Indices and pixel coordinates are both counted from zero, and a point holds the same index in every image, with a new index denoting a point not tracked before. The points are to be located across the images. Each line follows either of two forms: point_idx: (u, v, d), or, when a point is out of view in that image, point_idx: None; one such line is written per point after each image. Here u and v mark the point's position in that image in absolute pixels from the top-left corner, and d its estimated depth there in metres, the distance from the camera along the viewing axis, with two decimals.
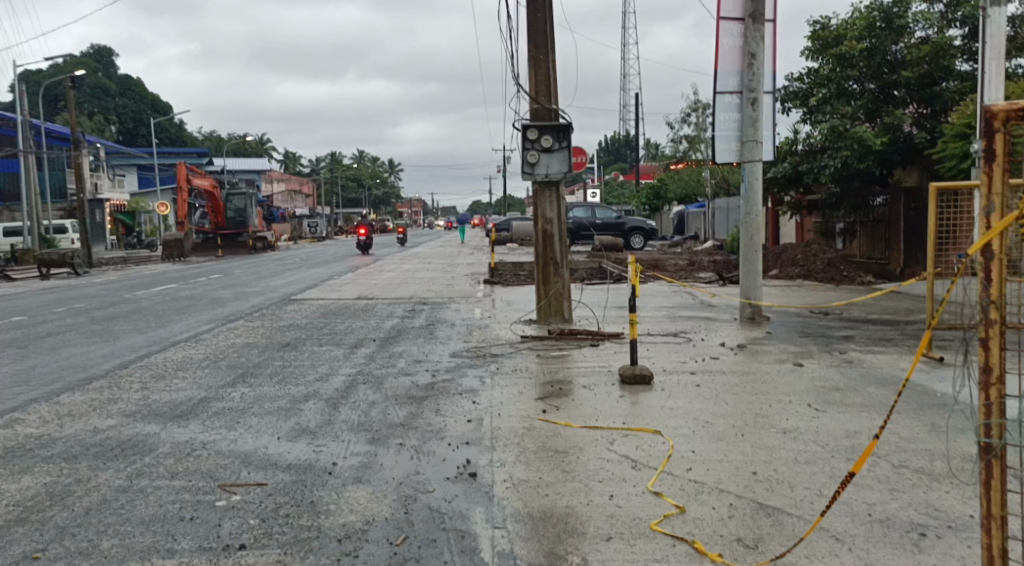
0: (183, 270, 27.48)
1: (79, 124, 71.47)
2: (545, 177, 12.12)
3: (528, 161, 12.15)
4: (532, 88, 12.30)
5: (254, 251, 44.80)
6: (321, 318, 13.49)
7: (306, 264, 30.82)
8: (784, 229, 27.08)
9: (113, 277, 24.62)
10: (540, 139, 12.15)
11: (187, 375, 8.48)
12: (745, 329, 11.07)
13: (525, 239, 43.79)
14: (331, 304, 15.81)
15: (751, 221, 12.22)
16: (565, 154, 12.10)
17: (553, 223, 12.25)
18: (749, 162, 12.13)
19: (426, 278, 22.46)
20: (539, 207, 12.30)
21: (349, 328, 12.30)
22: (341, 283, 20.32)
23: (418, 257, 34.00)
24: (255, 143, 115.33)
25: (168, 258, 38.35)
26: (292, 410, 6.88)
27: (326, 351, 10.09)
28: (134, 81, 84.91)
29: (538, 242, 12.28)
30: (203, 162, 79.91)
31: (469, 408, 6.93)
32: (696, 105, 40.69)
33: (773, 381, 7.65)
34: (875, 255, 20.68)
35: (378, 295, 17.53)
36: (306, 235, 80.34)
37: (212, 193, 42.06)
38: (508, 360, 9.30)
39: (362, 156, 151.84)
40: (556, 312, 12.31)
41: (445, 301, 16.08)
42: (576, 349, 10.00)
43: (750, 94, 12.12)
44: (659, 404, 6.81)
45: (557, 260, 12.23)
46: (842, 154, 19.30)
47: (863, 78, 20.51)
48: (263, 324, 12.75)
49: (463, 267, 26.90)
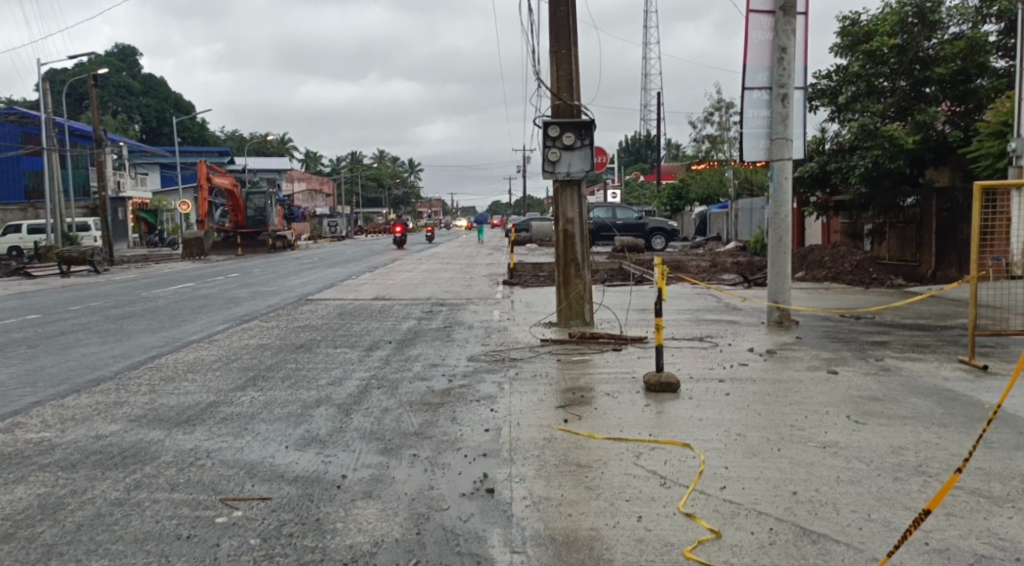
0: (202, 269, 27.43)
1: (102, 123, 72.09)
2: (567, 175, 11.80)
3: (549, 159, 11.82)
4: (554, 84, 11.95)
5: (273, 250, 44.79)
6: (337, 319, 13.23)
7: (324, 262, 30.70)
8: (810, 230, 26.52)
9: (132, 276, 24.59)
10: (561, 137, 11.81)
11: (197, 377, 8.24)
12: (773, 334, 10.68)
13: (544, 239, 43.44)
14: (347, 304, 15.55)
15: (779, 222, 11.83)
16: (588, 153, 11.78)
17: (574, 223, 11.85)
18: (778, 160, 11.77)
19: (444, 278, 22.20)
20: (559, 206, 11.91)
21: (365, 330, 12.02)
22: (359, 283, 20.12)
23: (437, 257, 33.79)
24: (276, 142, 115.85)
25: (187, 257, 38.40)
26: (302, 416, 6.60)
27: (340, 354, 9.81)
28: (157, 81, 85.55)
29: (559, 242, 11.92)
30: (225, 161, 80.33)
31: (487, 416, 6.62)
32: (719, 105, 40.17)
33: (807, 389, 7.27)
34: (904, 257, 20.12)
35: (395, 295, 17.28)
36: (326, 234, 80.58)
37: (231, 192, 42.03)
38: (527, 365, 8.97)
39: (381, 155, 152.16)
40: (577, 316, 11.97)
41: (463, 302, 15.78)
42: (598, 353, 9.67)
43: (780, 89, 11.70)
44: (686, 415, 6.46)
45: (578, 261, 11.89)
46: (872, 153, 19.05)
47: (894, 75, 20.06)
48: (278, 324, 12.50)
49: (482, 268, 26.58)
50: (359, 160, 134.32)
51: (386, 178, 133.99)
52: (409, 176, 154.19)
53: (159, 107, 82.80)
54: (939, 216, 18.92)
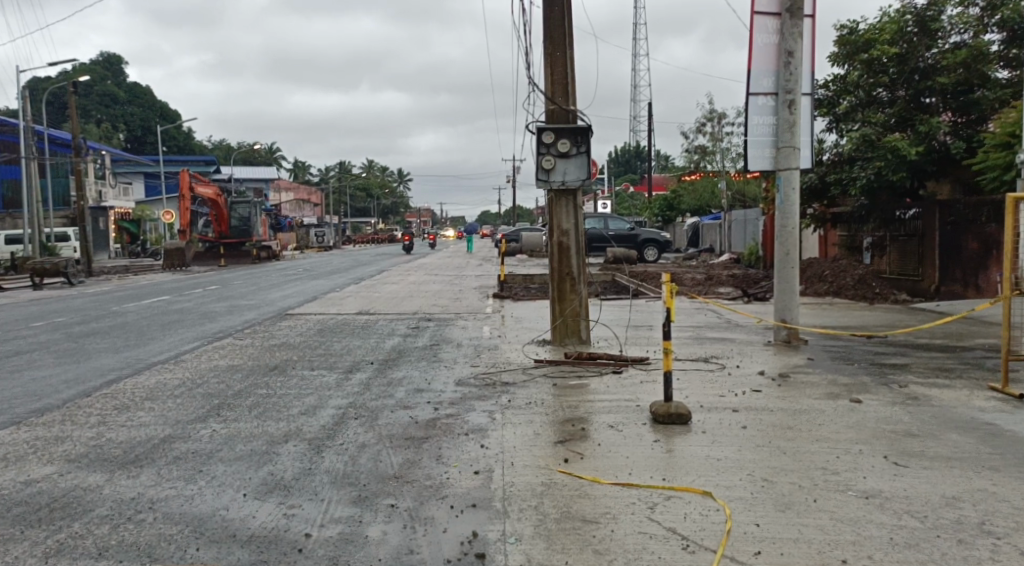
0: (180, 281, 26.56)
1: (86, 131, 71.06)
2: (562, 184, 11.09)
3: (544, 167, 11.06)
4: (548, 88, 11.26)
5: (257, 260, 43.89)
6: (316, 337, 12.46)
7: (309, 274, 29.86)
8: (808, 242, 25.89)
9: (107, 288, 23.72)
10: (556, 143, 11.10)
11: (154, 406, 7.46)
12: (783, 355, 9.97)
13: (534, 249, 42.71)
14: (329, 320, 14.77)
15: (786, 235, 11.14)
16: (585, 161, 11.08)
17: (569, 235, 11.25)
18: (785, 170, 11.08)
19: (432, 291, 21.43)
20: (554, 216, 11.31)
21: (345, 349, 11.25)
22: (343, 297, 19.33)
23: (425, 269, 33.06)
24: (263, 151, 114.82)
25: (168, 268, 37.50)
26: (266, 454, 5.84)
27: (316, 377, 9.05)
28: (143, 89, 84.56)
29: (553, 254, 11.29)
30: (210, 170, 79.30)
31: (476, 454, 5.87)
32: (712, 115, 39.62)
33: (832, 421, 6.55)
34: (905, 271, 19.47)
35: (380, 310, 16.51)
36: (313, 244, 79.61)
37: (215, 202, 41.19)
38: (519, 390, 8.22)
39: (370, 165, 151.52)
40: (573, 333, 11.23)
41: (451, 318, 15.01)
42: (596, 376, 8.92)
43: (787, 95, 11.05)
44: (701, 453, 5.72)
45: (574, 275, 11.24)
46: (874, 165, 18.34)
47: (893, 84, 19.46)
48: (253, 343, 11.73)
49: (471, 280, 25.84)
50: (347, 169, 133.36)
51: (375, 188, 133.03)
52: (399, 186, 153.23)
53: (144, 115, 81.79)
54: (942, 229, 18.20)
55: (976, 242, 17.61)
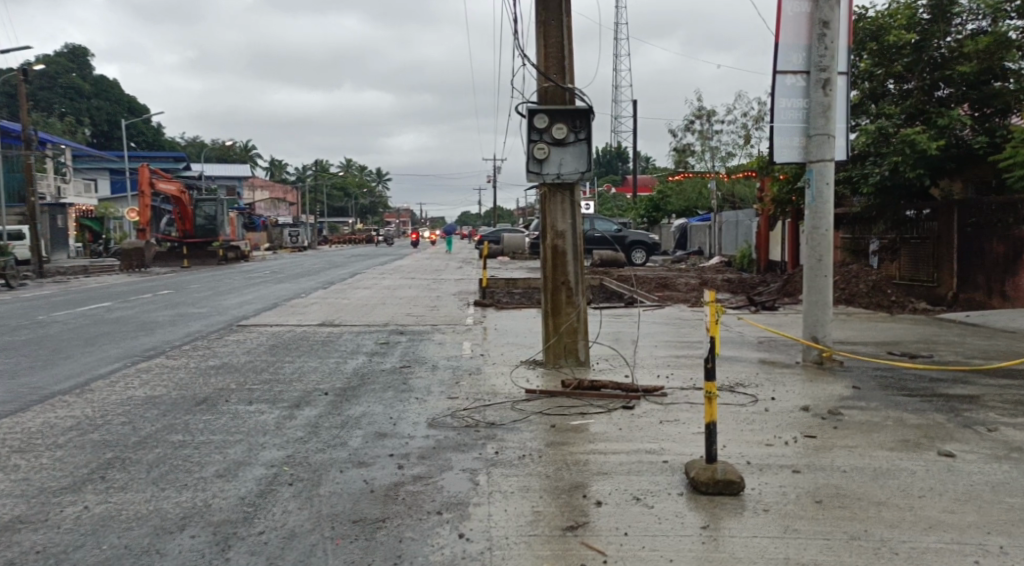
0: (135, 284, 24.62)
1: (48, 126, 68.46)
2: (557, 177, 9.39)
3: (536, 157, 9.36)
4: (541, 62, 9.49)
5: (224, 261, 41.80)
6: (265, 356, 10.61)
7: (275, 277, 27.96)
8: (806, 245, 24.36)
9: (49, 293, 21.66)
10: (550, 129, 9.41)
11: (23, 463, 5.61)
12: (823, 384, 8.27)
13: (516, 251, 40.95)
14: (284, 333, 12.89)
15: (818, 239, 9.45)
16: (585, 150, 9.41)
17: (564, 237, 9.50)
18: (818, 162, 9.41)
19: (407, 297, 19.62)
20: (548, 215, 9.55)
21: (296, 372, 9.39)
22: (307, 304, 17.49)
23: (399, 271, 31.17)
24: (237, 148, 112.07)
25: (126, 269, 35.41)
26: (145, 555, 4.00)
27: (251, 414, 7.20)
28: (111, 83, 81.86)
29: (547, 261, 9.56)
30: (179, 167, 76.71)
31: (451, 553, 4.06)
32: (700, 112, 38.14)
33: (936, 492, 4.82)
34: (920, 276, 17.97)
35: (346, 320, 14.63)
36: (286, 244, 77.08)
37: (178, 198, 39.10)
38: (508, 436, 6.43)
39: (349, 164, 149.18)
40: (569, 353, 9.52)
41: (425, 331, 13.19)
42: (604, 413, 7.19)
43: (821, 74, 9.37)
44: (774, 553, 3.96)
45: (570, 284, 9.52)
46: (891, 159, 16.74)
47: (906, 75, 17.92)
48: (188, 364, 9.85)
49: (449, 284, 24.07)
50: (323, 168, 130.77)
51: (352, 188, 130.65)
52: (376, 185, 150.62)
53: (111, 111, 79.14)
54: (962, 231, 16.75)
55: (1001, 247, 15.82)
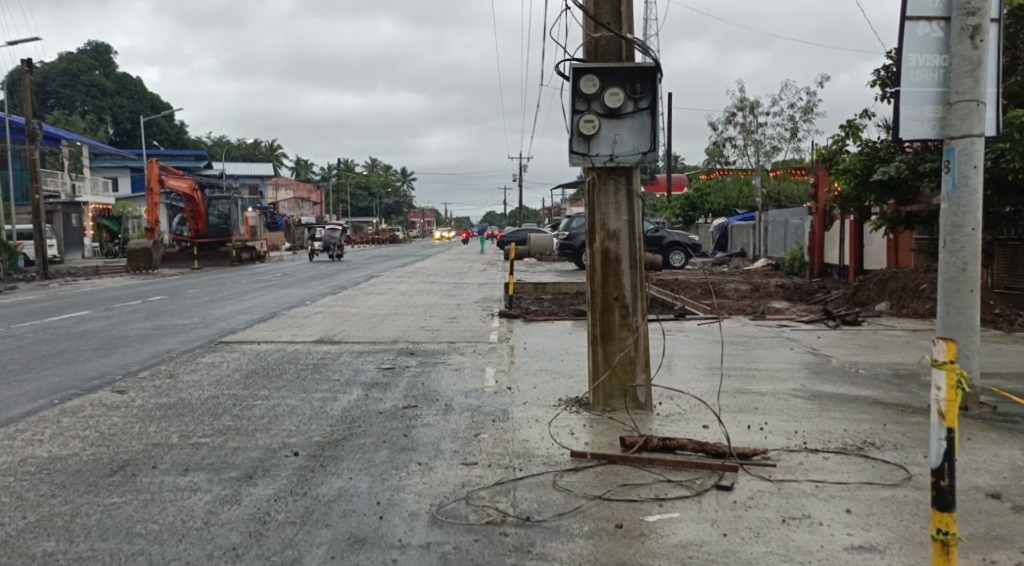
0: (133, 288, 22.72)
1: (70, 124, 67.50)
2: (609, 160, 7.10)
3: (583, 134, 7.07)
4: (589, 6, 7.15)
5: (237, 262, 40.02)
6: (235, 387, 8.42)
7: (284, 279, 26.02)
8: (869, 247, 21.77)
9: (34, 299, 19.82)
10: (602, 96, 7.08)
11: None
12: (993, 448, 5.87)
13: (543, 252, 38.62)
14: (270, 354, 10.69)
15: (963, 241, 7.06)
16: (647, 124, 7.10)
17: (618, 237, 7.22)
18: (963, 139, 7.00)
19: (423, 305, 17.42)
20: (597, 211, 7.27)
21: (266, 414, 7.16)
22: (309, 315, 15.36)
23: (419, 273, 29.05)
24: (262, 148, 110.96)
25: (134, 271, 33.70)
26: None
27: (178, 496, 4.94)
28: (135, 81, 80.77)
29: (595, 270, 7.31)
30: (201, 166, 75.28)
31: None
32: (743, 104, 35.65)
33: None
34: (1020, 284, 15.44)
35: (349, 335, 12.44)
36: (307, 244, 75.40)
37: (190, 195, 37.39)
38: (553, 549, 4.11)
39: (374, 164, 148.12)
40: (624, 393, 7.23)
41: (440, 352, 10.92)
42: (692, 497, 4.86)
43: (969, 20, 6.98)
44: None
45: (626, 302, 7.24)
46: (995, 147, 13.86)
47: (1012, 48, 15.28)
48: (132, 401, 7.68)
49: (472, 289, 21.81)
50: (348, 168, 129.35)
51: (375, 187, 129.11)
52: (400, 185, 148.78)
53: (133, 109, 78.10)
54: None
55: None
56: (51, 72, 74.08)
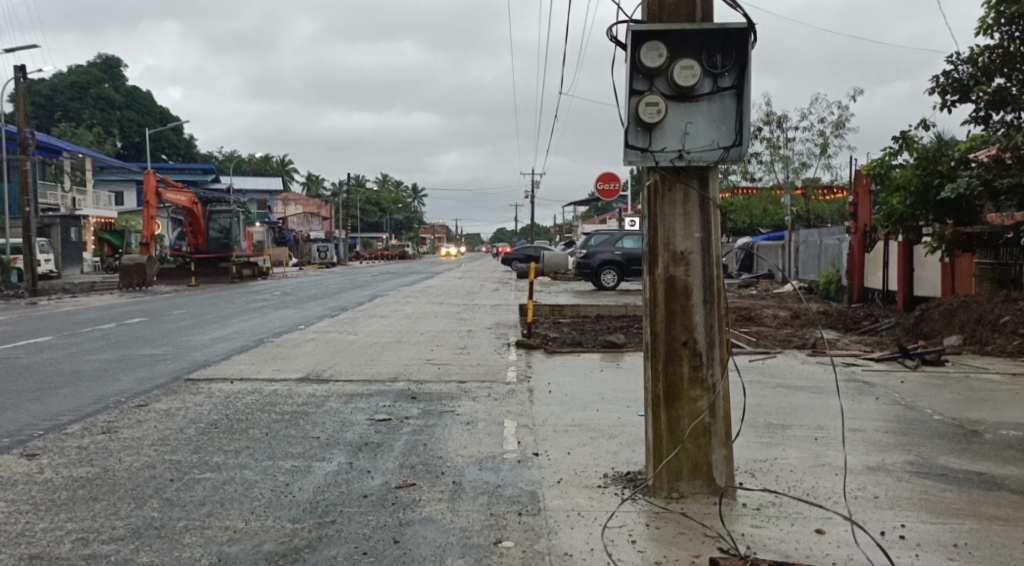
0: (117, 308, 21.00)
1: (76, 136, 66.34)
2: (678, 157, 5.24)
3: (643, 122, 5.21)
4: None
5: (238, 279, 38.31)
6: (182, 450, 6.53)
7: (282, 299, 24.25)
8: (920, 271, 19.74)
9: (5, 320, 18.10)
10: (670, 71, 5.19)
11: None
12: None
13: (558, 271, 36.68)
14: (243, 398, 8.80)
15: None
16: (732, 112, 5.24)
17: (688, 261, 5.35)
18: None
19: (430, 331, 15.55)
20: (660, 224, 5.40)
21: (207, 502, 5.25)
22: (299, 342, 13.51)
23: (427, 293, 27.20)
24: (273, 163, 110.09)
25: (127, 288, 32.08)
26: None
27: None
28: (144, 94, 79.69)
29: (656, 304, 5.41)
30: (208, 179, 74.00)
31: None
32: (770, 118, 33.78)
33: None
34: None
35: (340, 371, 10.53)
36: (314, 259, 73.64)
37: (190, 209, 35.88)
38: None
39: (384, 180, 147.13)
40: (697, 473, 5.30)
41: (447, 397, 8.97)
42: None
43: None
44: None
45: (701, 350, 5.34)
46: None
47: None
48: (38, 475, 5.81)
49: (485, 313, 19.96)
50: (359, 184, 128.44)
51: (386, 203, 127.68)
52: (411, 201, 147.39)
53: (141, 121, 76.98)
54: None
55: None
56: (58, 85, 72.96)
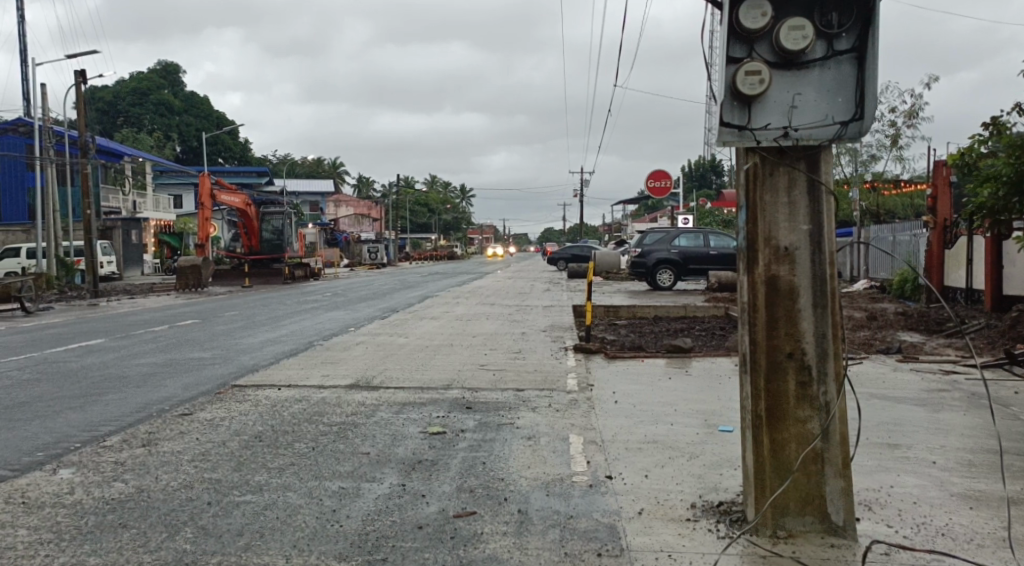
0: (170, 309, 20.84)
1: (135, 140, 67.55)
2: (783, 135, 4.47)
3: (743, 94, 4.44)
4: None
5: (290, 280, 38.27)
6: (222, 468, 5.95)
7: (333, 300, 23.88)
8: (1008, 269, 18.36)
9: (59, 322, 17.99)
10: (777, 33, 4.40)
11: None
12: None
13: (611, 270, 35.73)
14: (289, 407, 8.26)
15: None
16: (848, 80, 4.47)
17: (795, 257, 4.57)
18: None
19: (485, 334, 14.87)
20: (760, 214, 4.62)
21: (245, 533, 4.64)
22: (349, 346, 12.97)
23: (479, 294, 26.57)
24: (325, 165, 111.02)
25: (182, 289, 32.19)
26: None
27: None
28: (201, 98, 80.90)
29: (756, 309, 4.64)
30: (262, 181, 74.71)
31: None
32: None
33: None
34: None
35: (391, 378, 9.92)
36: (365, 260, 73.77)
37: (243, 211, 35.95)
38: None
39: (434, 181, 147.53)
40: (806, 507, 4.55)
41: (505, 407, 8.28)
42: None
43: None
44: None
45: (809, 364, 4.57)
46: None
47: None
48: (67, 496, 5.28)
49: (540, 315, 19.22)
50: (409, 185, 128.87)
51: (436, 204, 127.78)
52: (460, 201, 147.49)
53: (198, 125, 78.13)
54: None
55: None
56: (119, 91, 74.52)
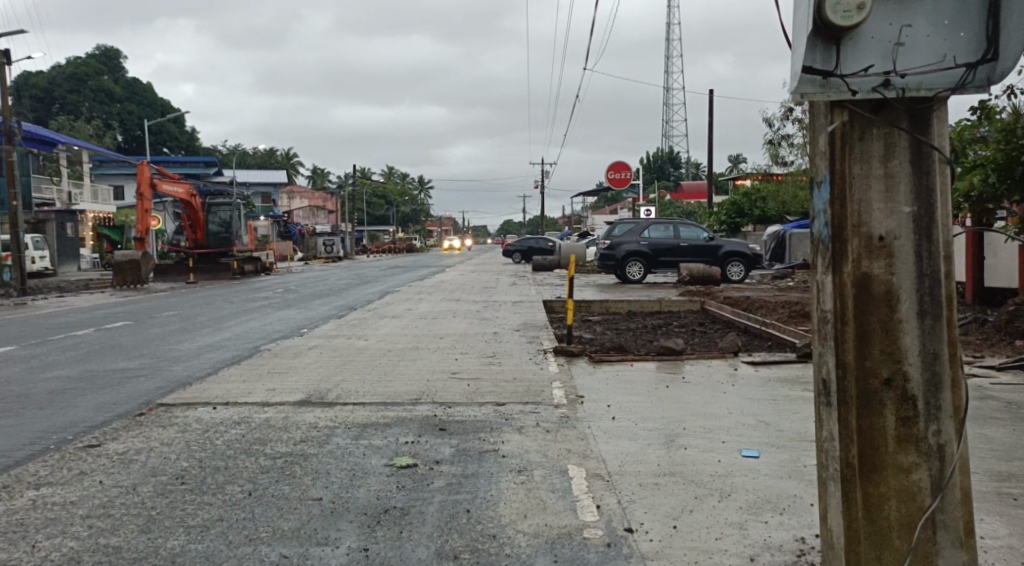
0: (103, 309, 19.08)
1: (74, 129, 64.33)
2: (887, 83, 3.28)
3: (837, 28, 3.21)
4: None
5: (239, 275, 36.40)
6: (127, 529, 4.57)
7: (284, 297, 22.26)
8: (992, 260, 17.47)
9: None
10: None
11: None
12: None
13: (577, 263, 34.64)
14: (225, 432, 6.88)
15: None
16: (972, 5, 3.30)
17: (897, 250, 3.37)
18: None
19: (451, 334, 13.55)
20: (850, 192, 3.41)
21: None
22: (300, 351, 11.55)
23: (440, 289, 25.19)
24: (278, 156, 107.94)
25: (121, 286, 30.21)
26: None
27: None
28: (144, 85, 77.59)
29: (845, 321, 3.44)
30: (211, 173, 71.95)
31: None
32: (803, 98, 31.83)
33: None
34: None
35: (349, 391, 8.58)
36: (320, 253, 71.63)
37: (188, 202, 33.98)
38: None
39: (391, 172, 145.08)
40: None
41: (484, 429, 7.00)
42: None
43: None
44: None
45: (916, 394, 3.38)
46: None
47: None
48: None
49: (507, 312, 17.95)
50: (365, 177, 126.26)
51: (393, 196, 125.46)
52: (418, 193, 145.29)
53: (142, 114, 74.89)
54: None
55: None
56: (57, 77, 71.07)
